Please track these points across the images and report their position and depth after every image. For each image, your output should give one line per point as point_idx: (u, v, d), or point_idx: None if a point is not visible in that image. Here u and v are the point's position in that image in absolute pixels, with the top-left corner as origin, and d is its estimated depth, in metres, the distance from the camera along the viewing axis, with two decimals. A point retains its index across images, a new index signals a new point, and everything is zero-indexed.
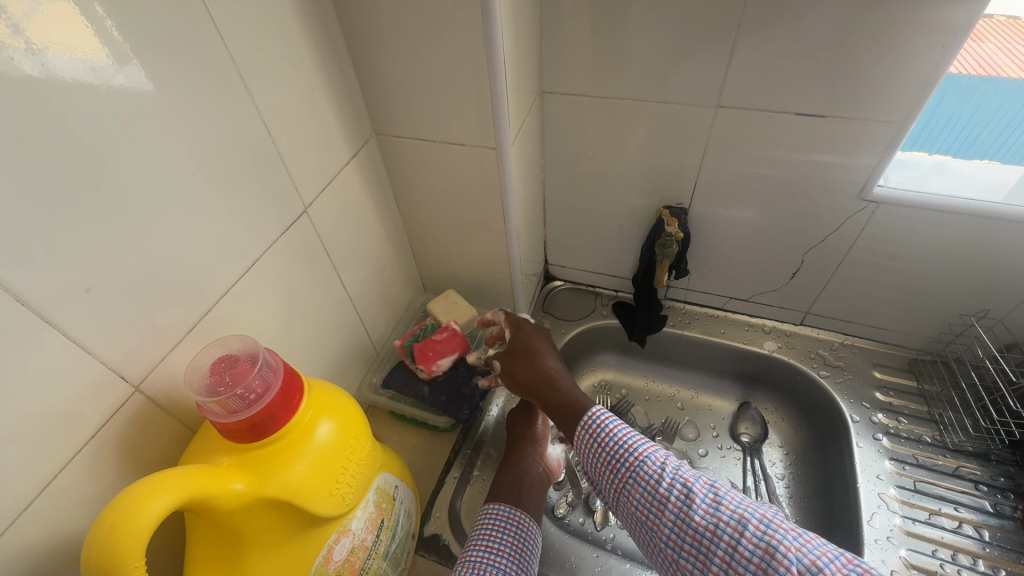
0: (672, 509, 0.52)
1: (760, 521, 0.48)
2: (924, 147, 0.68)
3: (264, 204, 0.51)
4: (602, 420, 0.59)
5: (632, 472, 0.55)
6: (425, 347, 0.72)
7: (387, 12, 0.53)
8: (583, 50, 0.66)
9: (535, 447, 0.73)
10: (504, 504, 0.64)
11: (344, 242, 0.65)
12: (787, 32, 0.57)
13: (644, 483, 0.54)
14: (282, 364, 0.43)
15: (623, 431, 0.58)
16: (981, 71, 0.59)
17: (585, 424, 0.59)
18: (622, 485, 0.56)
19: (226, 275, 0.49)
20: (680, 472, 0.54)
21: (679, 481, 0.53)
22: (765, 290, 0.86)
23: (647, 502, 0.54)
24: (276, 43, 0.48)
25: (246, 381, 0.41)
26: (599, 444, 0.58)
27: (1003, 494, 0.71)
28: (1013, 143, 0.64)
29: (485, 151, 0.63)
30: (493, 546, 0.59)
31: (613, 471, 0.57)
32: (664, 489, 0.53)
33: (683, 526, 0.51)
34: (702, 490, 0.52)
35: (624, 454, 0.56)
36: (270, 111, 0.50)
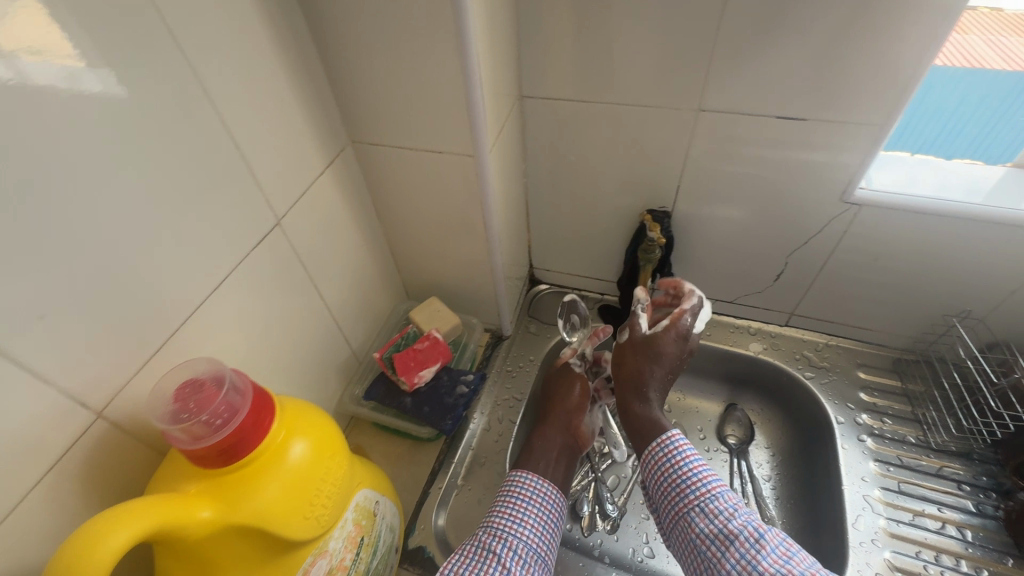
0: (738, 548, 0.52)
1: None
2: (910, 140, 0.68)
3: (234, 217, 0.50)
4: (680, 447, 0.61)
5: (700, 504, 0.56)
6: (405, 357, 0.71)
7: (360, 17, 0.52)
8: (561, 53, 0.65)
9: (573, 417, 0.75)
10: (529, 472, 0.66)
11: (321, 252, 0.64)
12: (767, 35, 0.57)
13: (711, 516, 0.55)
14: (250, 386, 0.42)
15: (697, 466, 0.59)
16: (966, 62, 0.60)
17: (659, 444, 0.61)
18: (685, 512, 0.57)
19: (196, 293, 0.48)
20: (751, 518, 0.54)
21: (749, 525, 0.53)
22: (750, 291, 0.86)
23: (711, 536, 0.54)
24: (243, 51, 0.47)
25: (212, 406, 0.39)
26: (669, 467, 0.60)
27: (985, 493, 0.71)
28: (992, 140, 0.65)
29: (464, 159, 0.62)
30: (518, 515, 0.61)
31: (679, 496, 0.58)
32: (733, 527, 0.53)
33: (746, 567, 0.51)
34: (775, 540, 0.52)
35: (696, 485, 0.58)
36: (239, 122, 0.48)
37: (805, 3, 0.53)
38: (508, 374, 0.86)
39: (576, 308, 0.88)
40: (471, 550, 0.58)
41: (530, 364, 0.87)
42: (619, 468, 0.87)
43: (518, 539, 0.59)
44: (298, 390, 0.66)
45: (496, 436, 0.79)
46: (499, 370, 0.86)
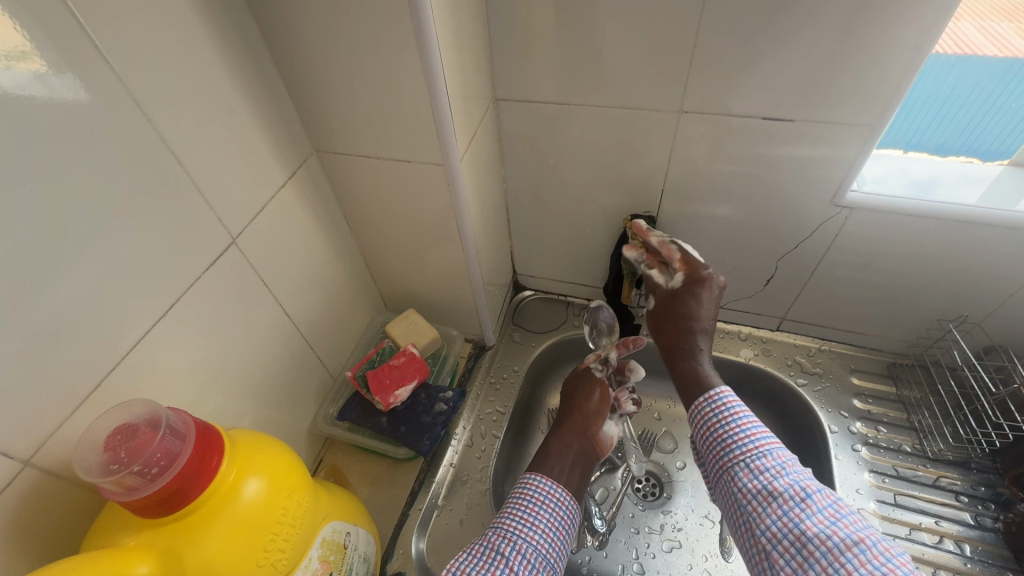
0: (780, 506, 0.52)
1: (881, 552, 0.46)
2: (900, 132, 0.65)
3: (182, 238, 0.47)
4: (726, 403, 0.60)
5: (745, 459, 0.56)
6: (381, 375, 0.68)
7: (313, 19, 0.48)
8: (534, 54, 0.62)
9: (592, 424, 0.75)
10: (541, 476, 0.68)
11: (285, 268, 0.61)
12: (748, 32, 0.53)
13: (756, 473, 0.55)
14: (191, 426, 0.39)
15: (745, 420, 0.58)
16: (959, 49, 0.55)
17: (706, 399, 0.61)
18: (729, 466, 0.57)
19: (139, 324, 0.45)
20: (800, 477, 0.53)
21: (795, 485, 0.52)
22: (740, 296, 0.83)
23: (753, 491, 0.54)
24: (183, 59, 0.44)
25: (147, 452, 0.36)
26: (714, 421, 0.60)
27: (984, 505, 0.69)
28: (982, 141, 0.63)
29: (434, 167, 0.58)
30: (528, 518, 0.63)
31: (723, 450, 0.58)
32: (778, 484, 0.53)
33: (788, 524, 0.50)
34: (823, 501, 0.51)
35: (742, 440, 0.57)
36: (184, 137, 0.45)
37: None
38: (492, 387, 0.83)
39: (600, 315, 0.84)
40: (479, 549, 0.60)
41: (515, 375, 0.85)
42: (609, 480, 0.84)
43: (525, 543, 0.61)
44: (265, 414, 0.63)
45: (479, 453, 0.76)
46: (482, 383, 0.83)
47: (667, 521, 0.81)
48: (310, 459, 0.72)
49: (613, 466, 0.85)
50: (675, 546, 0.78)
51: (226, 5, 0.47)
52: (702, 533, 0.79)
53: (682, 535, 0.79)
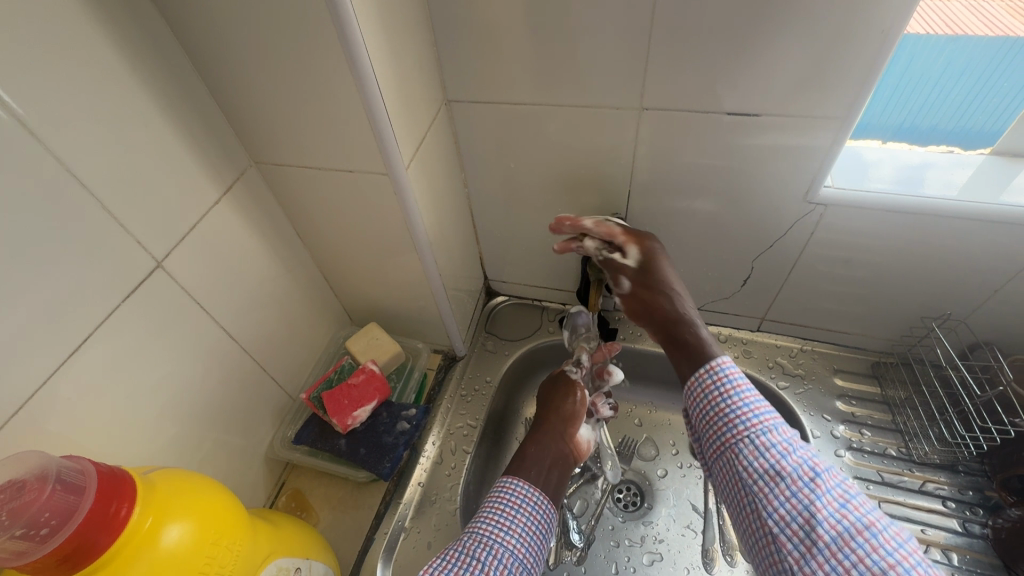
0: (788, 487, 0.49)
1: (893, 537, 0.44)
2: (886, 117, 0.61)
3: (94, 266, 0.45)
4: (731, 377, 0.57)
5: (751, 436, 0.53)
6: (338, 396, 0.67)
7: (229, 25, 0.45)
8: (478, 54, 0.59)
9: (568, 427, 0.72)
10: (520, 481, 0.65)
11: (221, 289, 0.57)
12: (702, 24, 0.50)
13: (761, 450, 0.52)
14: (92, 481, 0.36)
15: (749, 396, 0.56)
16: (949, 29, 0.52)
17: (707, 370, 0.58)
18: (733, 443, 0.54)
19: (47, 359, 0.43)
20: (806, 458, 0.51)
21: (804, 465, 0.50)
22: (718, 298, 0.80)
23: (760, 471, 0.51)
24: (78, 73, 0.40)
25: (31, 514, 0.33)
26: (717, 395, 0.57)
27: (972, 510, 0.67)
28: (974, 125, 0.59)
29: (378, 177, 0.55)
30: (506, 525, 0.60)
31: (727, 427, 0.55)
32: (787, 463, 0.50)
33: (796, 506, 0.48)
34: (831, 482, 0.49)
35: (746, 416, 0.55)
36: (84, 158, 0.42)
37: None
38: (464, 399, 0.80)
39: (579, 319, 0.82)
40: (454, 555, 0.57)
41: (488, 386, 0.81)
42: (590, 489, 0.81)
43: (504, 551, 0.58)
44: (214, 440, 0.60)
45: (449, 470, 0.73)
46: (453, 395, 0.80)
47: (648, 532, 0.78)
48: (269, 483, 0.69)
49: (591, 476, 0.82)
50: (656, 559, 0.75)
51: (131, 13, 0.43)
52: (684, 544, 0.76)
53: (663, 547, 0.76)
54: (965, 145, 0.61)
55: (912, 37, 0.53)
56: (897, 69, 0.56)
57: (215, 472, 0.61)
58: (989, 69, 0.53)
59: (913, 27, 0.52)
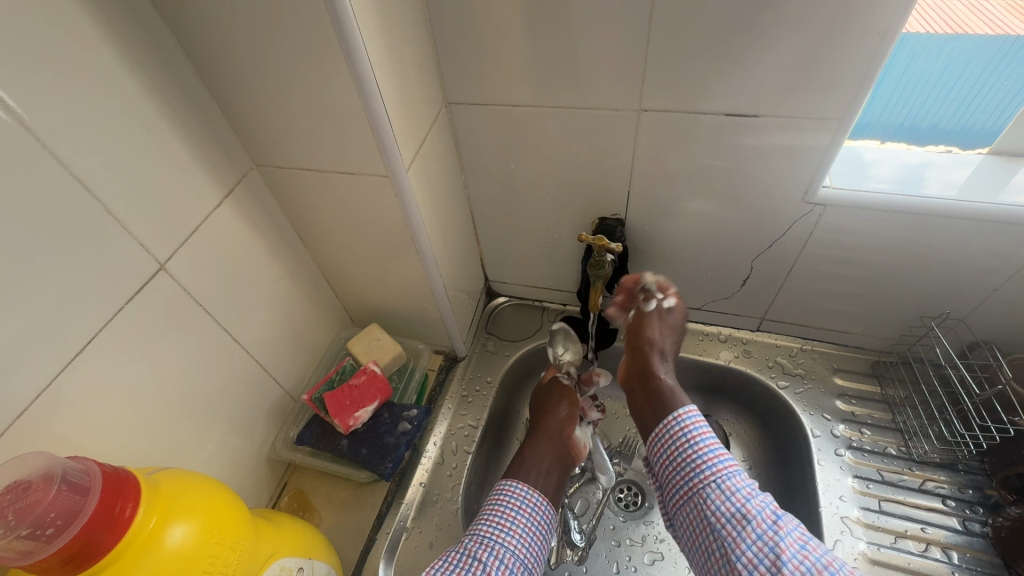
0: (753, 529, 0.54)
1: (847, 574, 0.49)
2: (887, 117, 0.61)
3: (97, 269, 0.45)
4: (695, 425, 0.63)
5: (716, 481, 0.59)
6: (339, 396, 0.67)
7: (231, 30, 0.45)
8: (478, 56, 0.59)
9: (567, 427, 0.73)
10: (519, 484, 0.66)
11: (223, 290, 0.58)
12: (699, 26, 0.50)
13: (726, 495, 0.57)
14: (97, 481, 0.36)
15: (712, 444, 0.62)
16: (950, 28, 0.52)
17: (674, 419, 0.64)
18: (701, 489, 0.59)
19: (52, 361, 0.43)
20: (767, 501, 0.56)
21: (765, 508, 0.55)
22: (718, 298, 0.80)
23: (727, 514, 0.56)
24: (81, 78, 0.41)
25: (37, 514, 0.34)
26: (683, 443, 0.63)
27: (972, 508, 0.67)
28: (976, 123, 0.59)
29: (379, 180, 0.56)
30: (506, 525, 0.61)
31: (695, 473, 0.60)
32: (751, 506, 0.56)
33: (763, 547, 0.52)
34: (791, 523, 0.54)
35: (710, 463, 0.60)
36: (87, 162, 0.42)
37: None
38: (465, 399, 0.80)
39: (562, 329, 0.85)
40: (457, 556, 0.58)
41: (489, 387, 0.82)
42: (591, 489, 0.81)
43: (504, 551, 0.59)
44: (216, 441, 0.60)
45: (450, 471, 0.73)
46: (453, 396, 0.80)
47: (649, 532, 0.78)
48: (272, 483, 0.70)
49: (593, 475, 0.82)
50: (657, 559, 0.75)
51: (133, 16, 0.44)
52: None
53: (665, 547, 0.76)
54: (966, 143, 0.61)
55: (910, 37, 0.53)
56: (897, 69, 0.56)
57: (218, 473, 0.61)
58: (990, 68, 0.53)
59: (911, 27, 0.53)
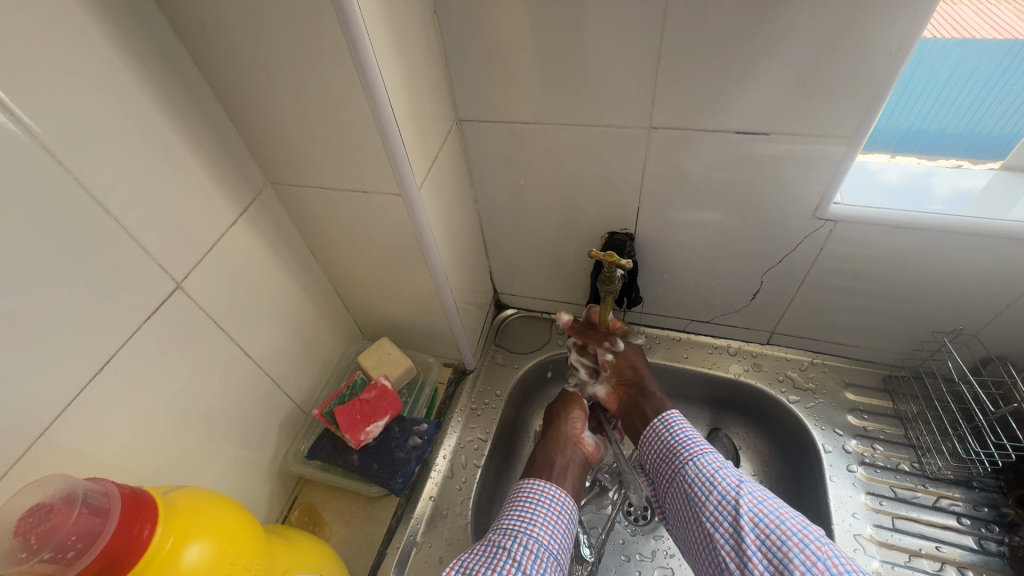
0: (719, 492, 0.60)
1: (799, 523, 0.56)
2: (899, 123, 0.60)
3: (114, 288, 0.46)
4: (676, 421, 0.69)
5: (691, 458, 0.65)
6: (351, 411, 0.68)
7: (247, 51, 0.46)
8: (489, 74, 0.59)
9: (577, 430, 0.77)
10: (540, 481, 0.70)
11: (237, 306, 0.58)
12: (710, 46, 0.51)
13: (699, 467, 0.64)
14: (115, 504, 0.36)
15: (689, 429, 0.68)
16: (957, 32, 0.52)
17: (660, 420, 0.70)
18: (679, 467, 0.65)
19: (70, 380, 0.44)
20: (735, 472, 0.62)
21: (732, 476, 0.62)
22: (728, 311, 0.80)
23: (699, 483, 0.62)
24: (99, 102, 0.41)
25: (57, 539, 0.34)
26: (665, 430, 0.69)
27: (987, 527, 0.67)
28: (987, 131, 0.58)
29: (391, 197, 0.56)
30: (526, 516, 0.65)
31: (675, 455, 0.66)
32: (718, 475, 0.62)
33: (726, 506, 0.59)
34: (753, 488, 0.60)
35: (688, 444, 0.66)
36: (106, 185, 0.43)
37: (742, 8, 0.47)
38: (474, 413, 0.80)
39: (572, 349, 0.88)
40: (487, 547, 0.62)
41: (497, 400, 0.82)
42: (600, 502, 0.81)
43: (519, 534, 0.62)
44: (228, 455, 0.61)
45: (460, 484, 0.73)
46: (463, 409, 0.80)
47: (659, 547, 0.77)
48: (283, 497, 0.70)
49: (603, 489, 0.82)
50: (666, 575, 0.75)
51: (152, 40, 0.44)
52: None
53: (674, 562, 0.76)
54: (974, 154, 0.61)
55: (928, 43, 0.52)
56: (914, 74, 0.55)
57: (230, 487, 0.62)
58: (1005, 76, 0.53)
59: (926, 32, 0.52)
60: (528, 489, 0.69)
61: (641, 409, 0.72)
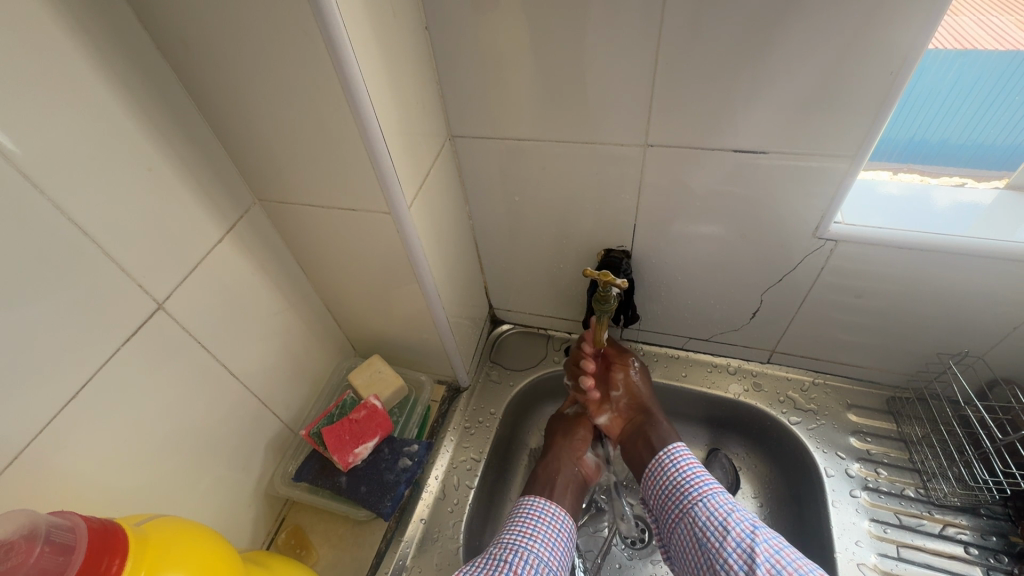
0: (733, 539, 0.58)
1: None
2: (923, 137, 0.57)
3: (93, 310, 0.44)
4: (684, 457, 0.68)
5: (703, 500, 0.62)
6: (340, 431, 0.66)
7: (232, 68, 0.45)
8: (482, 90, 0.58)
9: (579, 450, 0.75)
10: (540, 498, 0.69)
11: (224, 325, 0.57)
12: (706, 64, 0.50)
13: (711, 510, 0.61)
14: (81, 539, 0.35)
15: (700, 469, 0.66)
16: (957, 44, 0.49)
17: (666, 454, 0.69)
18: (689, 508, 0.63)
19: (45, 405, 0.42)
20: (748, 516, 0.60)
21: (745, 521, 0.59)
22: (727, 329, 0.78)
23: (711, 528, 0.60)
24: (77, 121, 0.40)
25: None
26: (673, 471, 0.67)
27: (996, 557, 0.64)
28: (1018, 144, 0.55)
29: (380, 215, 0.55)
30: (526, 532, 0.64)
31: (683, 495, 0.64)
32: (732, 519, 0.59)
33: (742, 555, 0.56)
34: (768, 534, 0.58)
35: (699, 484, 0.64)
36: (84, 206, 0.42)
37: (739, 24, 0.46)
38: (467, 432, 0.79)
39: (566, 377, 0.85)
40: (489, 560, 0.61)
41: (492, 419, 0.80)
42: (597, 524, 0.79)
43: (525, 551, 0.61)
44: (213, 478, 0.59)
45: (452, 506, 0.71)
46: (456, 428, 0.79)
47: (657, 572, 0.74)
48: (270, 519, 0.68)
49: (598, 510, 0.79)
50: None
51: (135, 58, 0.44)
52: None
53: None
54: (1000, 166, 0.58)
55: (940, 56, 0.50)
56: (929, 85, 0.52)
57: (214, 510, 0.60)
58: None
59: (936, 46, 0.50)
60: (529, 506, 0.68)
61: (646, 438, 0.71)
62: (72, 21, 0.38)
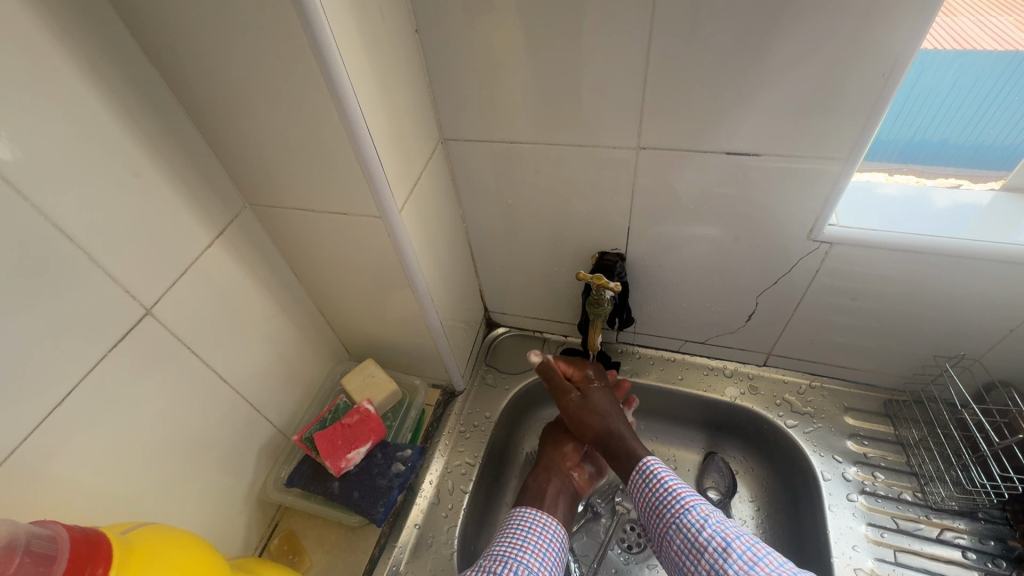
0: (708, 559, 0.56)
1: None
2: (920, 138, 0.57)
3: (78, 317, 0.44)
4: (655, 471, 0.64)
5: (676, 520, 0.60)
6: (332, 436, 0.66)
7: (220, 72, 0.45)
8: (474, 92, 0.58)
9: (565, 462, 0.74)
10: (530, 508, 0.68)
11: (214, 331, 0.57)
12: (698, 66, 0.49)
13: (685, 530, 0.59)
14: (65, 538, 0.36)
15: (672, 483, 0.62)
16: (957, 44, 0.49)
17: (638, 471, 0.65)
18: (665, 531, 0.61)
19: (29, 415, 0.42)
20: (721, 528, 0.57)
21: (718, 535, 0.56)
22: (723, 332, 0.78)
23: (687, 551, 0.58)
24: (61, 126, 0.40)
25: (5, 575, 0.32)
26: (645, 490, 0.64)
27: (994, 562, 0.64)
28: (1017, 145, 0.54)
29: (371, 219, 0.55)
30: (513, 543, 0.63)
31: (658, 516, 0.62)
32: (704, 539, 0.57)
33: None
34: (741, 546, 0.55)
35: (671, 502, 0.61)
36: (70, 211, 0.42)
37: (730, 25, 0.46)
38: (462, 436, 0.78)
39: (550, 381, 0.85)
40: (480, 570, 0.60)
41: (487, 423, 0.80)
42: (593, 528, 0.78)
43: (514, 564, 0.60)
44: (205, 485, 0.59)
45: (445, 511, 0.71)
46: (451, 432, 0.79)
47: None
48: (262, 525, 0.68)
49: (595, 514, 0.79)
50: None
51: (122, 63, 0.43)
52: None
53: None
54: (998, 164, 0.57)
55: (938, 56, 0.50)
56: (927, 85, 0.52)
57: (206, 518, 0.60)
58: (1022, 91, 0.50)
59: (934, 46, 0.49)
60: (518, 517, 0.67)
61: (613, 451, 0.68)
62: (56, 24, 0.38)
